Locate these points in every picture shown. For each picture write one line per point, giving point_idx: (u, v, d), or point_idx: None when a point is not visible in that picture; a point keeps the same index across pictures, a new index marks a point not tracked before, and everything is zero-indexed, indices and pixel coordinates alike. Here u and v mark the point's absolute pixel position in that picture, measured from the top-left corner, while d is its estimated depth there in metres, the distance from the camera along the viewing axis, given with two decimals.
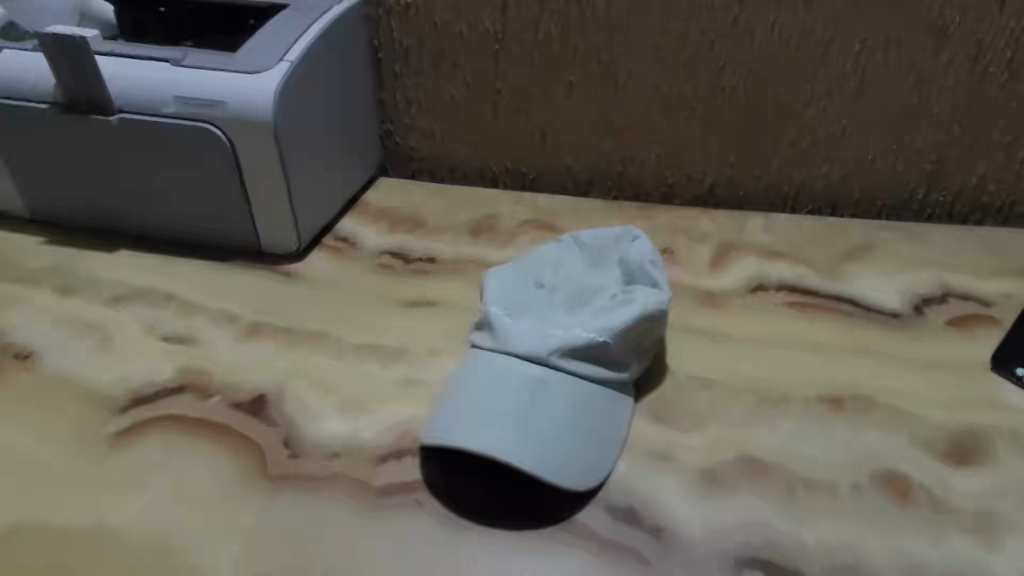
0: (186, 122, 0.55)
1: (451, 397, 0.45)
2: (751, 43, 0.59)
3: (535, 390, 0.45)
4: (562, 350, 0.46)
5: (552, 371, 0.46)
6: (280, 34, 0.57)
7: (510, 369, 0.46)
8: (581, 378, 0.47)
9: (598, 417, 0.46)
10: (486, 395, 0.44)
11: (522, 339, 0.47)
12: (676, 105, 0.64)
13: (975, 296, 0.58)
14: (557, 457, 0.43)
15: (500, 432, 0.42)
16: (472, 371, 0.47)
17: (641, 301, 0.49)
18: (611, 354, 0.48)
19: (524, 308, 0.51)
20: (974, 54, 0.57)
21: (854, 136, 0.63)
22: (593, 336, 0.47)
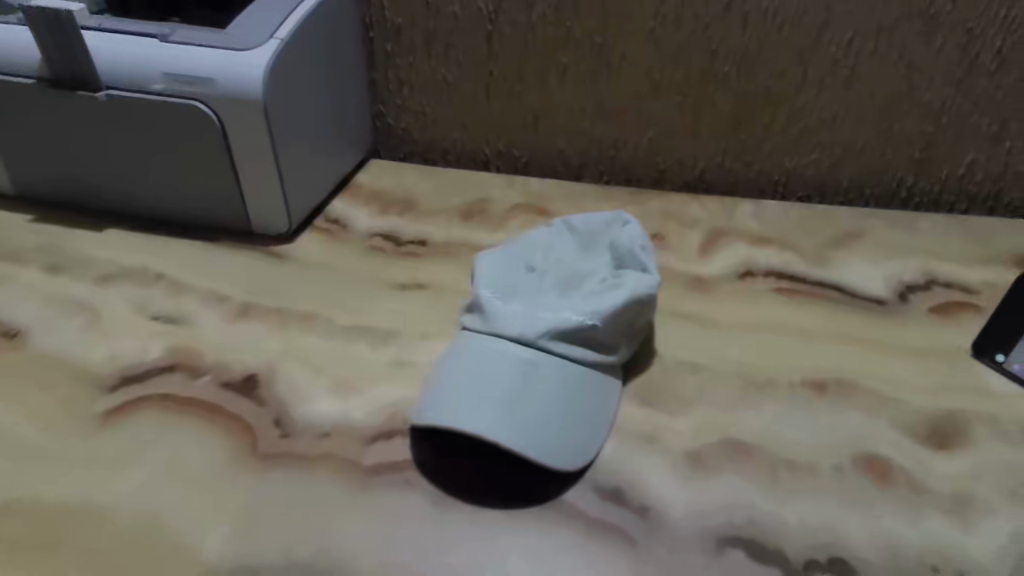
0: (175, 100, 0.54)
1: (441, 379, 0.46)
2: (744, 28, 0.59)
3: (526, 373, 0.45)
4: (552, 332, 0.47)
5: (542, 354, 0.46)
6: (269, 11, 0.56)
7: (500, 351, 0.46)
8: (571, 361, 0.47)
9: (586, 399, 0.46)
10: (477, 377, 0.45)
11: (513, 322, 0.48)
12: (669, 90, 0.64)
13: (959, 284, 0.59)
14: (546, 439, 0.43)
15: (490, 414, 0.43)
16: (463, 354, 0.47)
17: (631, 286, 0.49)
18: (601, 338, 0.48)
19: (515, 291, 0.51)
20: (964, 42, 0.58)
21: (844, 124, 0.63)
22: (583, 319, 0.47)
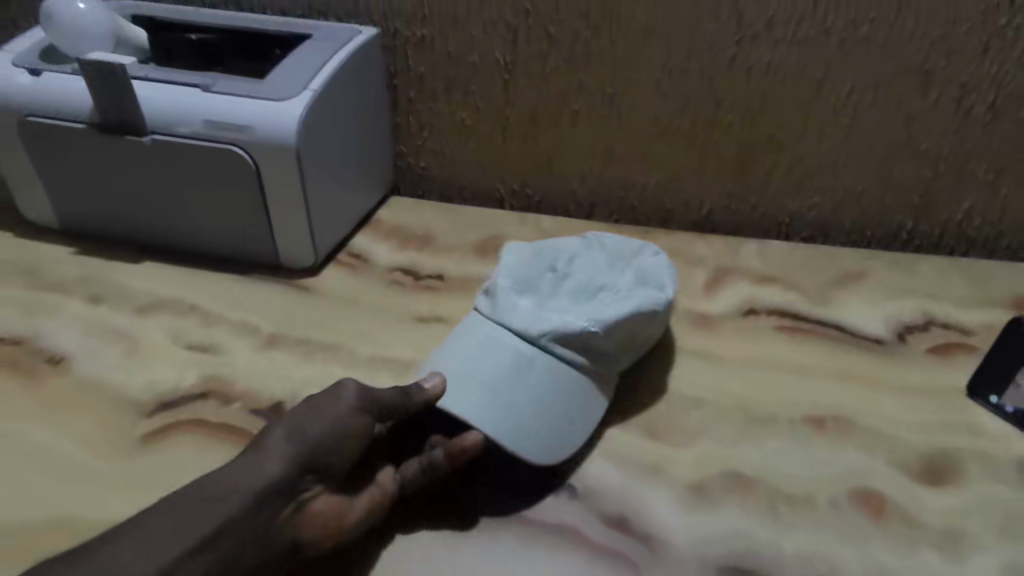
0: (214, 145, 0.59)
1: (450, 363, 0.49)
2: (747, 81, 0.63)
3: (528, 375, 0.48)
4: (554, 333, 0.49)
5: (542, 352, 0.49)
6: (303, 64, 0.60)
7: (508, 347, 0.49)
8: (565, 364, 0.50)
9: (574, 404, 0.49)
10: (484, 372, 0.47)
11: (521, 319, 0.50)
12: (675, 137, 0.67)
13: (957, 325, 0.61)
14: (535, 444, 0.46)
15: (488, 412, 0.46)
16: (473, 342, 0.50)
17: (635, 301, 0.52)
18: (599, 345, 0.51)
19: (529, 290, 0.54)
20: (959, 95, 0.61)
21: (844, 170, 0.66)
22: (586, 325, 0.49)
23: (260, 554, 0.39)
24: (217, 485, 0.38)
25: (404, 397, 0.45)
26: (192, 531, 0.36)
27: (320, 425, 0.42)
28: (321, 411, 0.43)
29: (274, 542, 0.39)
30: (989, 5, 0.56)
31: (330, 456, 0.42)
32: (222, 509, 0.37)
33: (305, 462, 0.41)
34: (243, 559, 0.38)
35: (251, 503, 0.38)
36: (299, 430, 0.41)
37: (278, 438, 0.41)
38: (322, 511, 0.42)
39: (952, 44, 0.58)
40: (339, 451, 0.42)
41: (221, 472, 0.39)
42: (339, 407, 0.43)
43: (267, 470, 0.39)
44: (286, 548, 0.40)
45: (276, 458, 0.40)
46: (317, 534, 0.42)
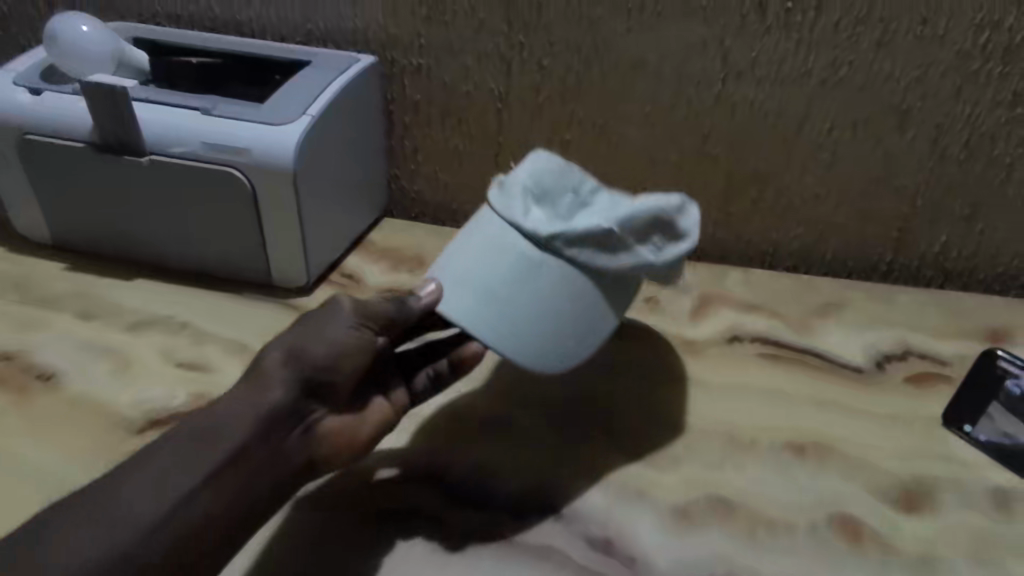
0: (213, 166, 0.60)
1: (463, 272, 0.48)
2: (731, 116, 0.65)
3: (532, 278, 0.47)
4: (568, 232, 0.46)
5: (554, 258, 0.47)
6: (302, 89, 0.62)
7: (518, 248, 0.47)
8: (581, 268, 0.47)
9: (586, 313, 0.48)
10: (489, 272, 0.47)
11: (536, 217, 0.47)
12: (662, 167, 0.69)
13: (934, 355, 0.63)
14: (535, 352, 0.47)
15: (486, 316, 0.46)
16: (487, 246, 0.48)
17: (654, 203, 0.48)
18: (617, 247, 0.48)
19: (548, 206, 0.49)
20: (935, 135, 0.62)
21: (825, 203, 0.68)
22: (602, 223, 0.47)
23: (275, 464, 0.45)
24: (231, 402, 0.44)
25: (399, 304, 0.48)
26: (208, 438, 0.42)
27: (317, 345, 0.46)
28: (315, 331, 0.46)
29: (286, 457, 0.45)
30: (962, 50, 0.58)
31: (330, 375, 0.46)
32: (230, 424, 0.43)
33: (305, 381, 0.45)
34: (254, 477, 0.43)
35: (256, 419, 0.43)
36: (296, 352, 0.45)
37: (276, 359, 0.45)
38: (326, 429, 0.47)
39: (928, 86, 0.60)
40: (336, 369, 0.46)
41: (234, 393, 0.44)
42: (331, 328, 0.46)
43: (269, 390, 0.44)
44: (300, 462, 0.46)
45: (277, 377, 0.45)
46: (329, 447, 0.47)
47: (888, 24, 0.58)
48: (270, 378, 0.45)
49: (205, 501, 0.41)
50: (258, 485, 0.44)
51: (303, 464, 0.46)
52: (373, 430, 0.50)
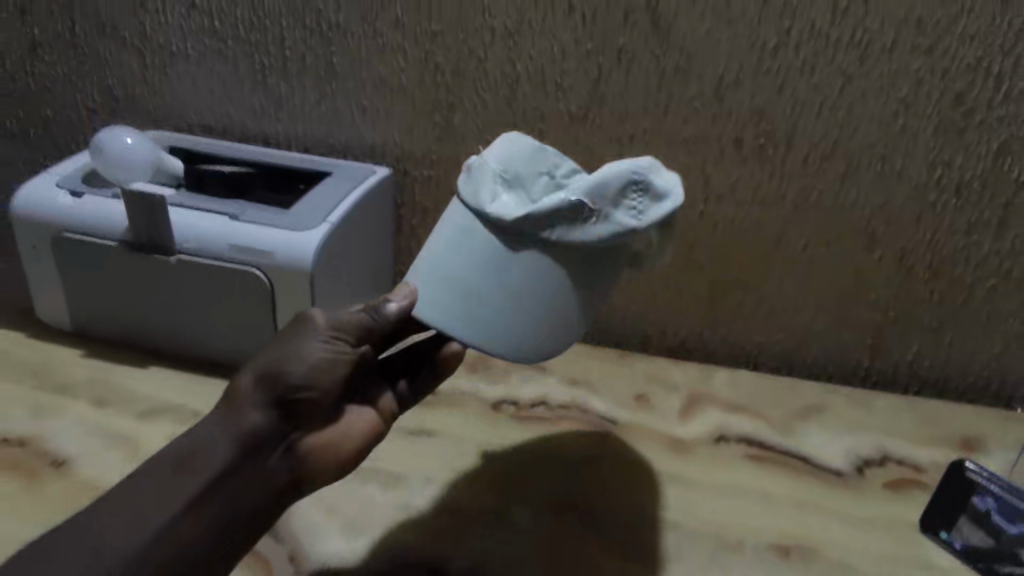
0: (238, 267, 0.63)
1: (432, 267, 0.46)
2: (714, 232, 0.68)
3: (498, 262, 0.44)
4: (531, 213, 0.43)
5: (523, 239, 0.44)
6: (324, 198, 0.66)
7: (483, 232, 0.44)
8: (553, 245, 0.44)
9: (561, 293, 0.45)
10: (453, 260, 0.45)
11: (502, 200, 0.44)
12: (651, 277, 0.74)
13: (911, 461, 0.66)
14: (505, 339, 0.44)
15: (451, 305, 0.45)
16: (455, 237, 0.45)
17: (622, 168, 0.43)
18: (590, 221, 0.43)
19: (518, 189, 0.45)
20: (900, 256, 0.66)
21: (804, 313, 0.72)
22: (567, 197, 0.43)
23: (258, 484, 0.45)
24: (210, 426, 0.45)
25: (372, 311, 0.48)
26: (187, 465, 0.43)
27: (291, 363, 0.46)
28: (286, 349, 0.46)
29: (268, 478, 0.46)
30: (919, 184, 0.61)
31: (306, 392, 0.46)
32: (208, 450, 0.44)
33: (280, 400, 0.46)
34: (239, 501, 0.44)
35: (234, 443, 0.44)
36: (269, 372, 0.45)
37: (250, 382, 0.46)
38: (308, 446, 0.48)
39: (891, 215, 0.64)
40: (315, 384, 0.46)
41: (211, 418, 0.45)
42: (302, 345, 0.46)
43: (244, 413, 0.45)
44: (284, 481, 0.47)
45: (253, 399, 0.45)
46: (312, 462, 0.48)
47: (852, 160, 0.61)
48: (247, 400, 0.45)
49: (190, 530, 0.42)
50: (241, 508, 0.44)
51: (287, 482, 0.47)
52: (356, 442, 0.51)
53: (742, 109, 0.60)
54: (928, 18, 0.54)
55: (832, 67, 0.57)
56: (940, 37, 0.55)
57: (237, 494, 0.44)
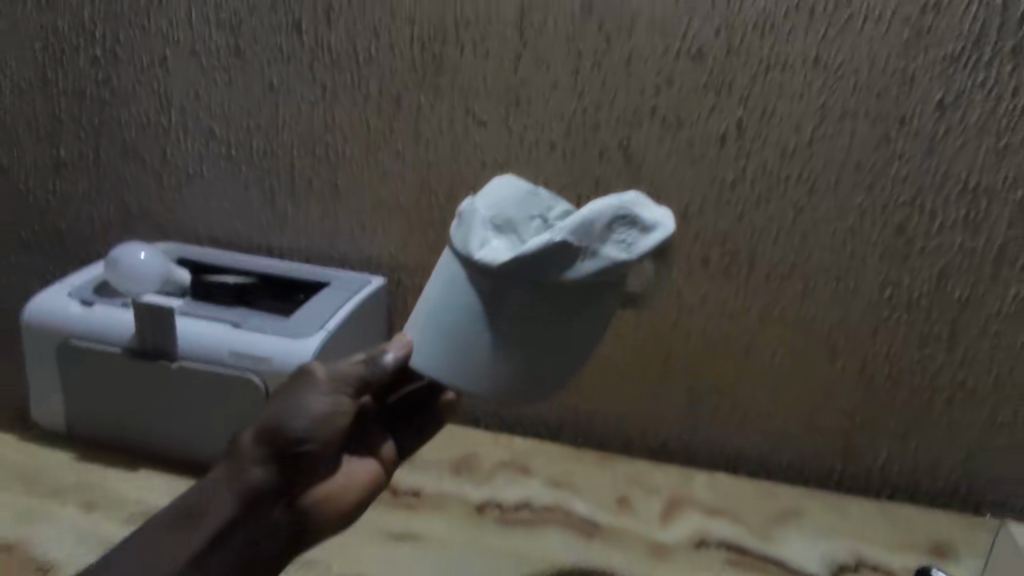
0: (237, 372, 0.65)
1: (427, 317, 0.46)
2: (688, 340, 0.73)
3: (487, 307, 0.43)
4: (517, 256, 0.41)
5: (512, 282, 0.42)
6: (322, 306, 0.69)
7: (470, 279, 0.43)
8: (543, 286, 0.42)
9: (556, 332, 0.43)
10: (445, 308, 0.45)
11: (491, 245, 0.43)
12: (631, 377, 0.76)
13: (885, 567, 0.68)
14: (502, 383, 0.44)
15: (447, 354, 0.45)
16: (447, 284, 0.45)
17: (606, 203, 0.42)
18: (578, 260, 0.41)
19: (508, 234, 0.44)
20: (861, 366, 0.70)
21: (777, 416, 0.75)
22: (552, 237, 0.41)
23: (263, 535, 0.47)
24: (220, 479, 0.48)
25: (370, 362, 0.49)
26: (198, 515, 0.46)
27: (291, 417, 0.48)
28: (288, 403, 0.49)
29: (274, 528, 0.48)
30: (872, 301, 0.66)
31: (307, 444, 0.48)
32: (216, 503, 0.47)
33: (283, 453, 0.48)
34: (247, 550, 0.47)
35: (239, 496, 0.47)
36: (271, 427, 0.48)
37: (252, 436, 0.48)
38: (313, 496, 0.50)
39: (849, 328, 0.68)
40: (315, 435, 0.48)
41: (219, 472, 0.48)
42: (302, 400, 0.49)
43: (248, 466, 0.48)
44: (290, 528, 0.49)
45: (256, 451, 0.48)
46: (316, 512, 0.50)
47: (811, 279, 0.66)
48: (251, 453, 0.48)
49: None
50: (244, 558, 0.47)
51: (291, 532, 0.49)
52: (359, 492, 0.52)
53: (708, 231, 0.66)
54: (866, 162, 0.60)
55: (786, 201, 0.63)
56: (877, 177, 0.60)
57: (244, 543, 0.47)
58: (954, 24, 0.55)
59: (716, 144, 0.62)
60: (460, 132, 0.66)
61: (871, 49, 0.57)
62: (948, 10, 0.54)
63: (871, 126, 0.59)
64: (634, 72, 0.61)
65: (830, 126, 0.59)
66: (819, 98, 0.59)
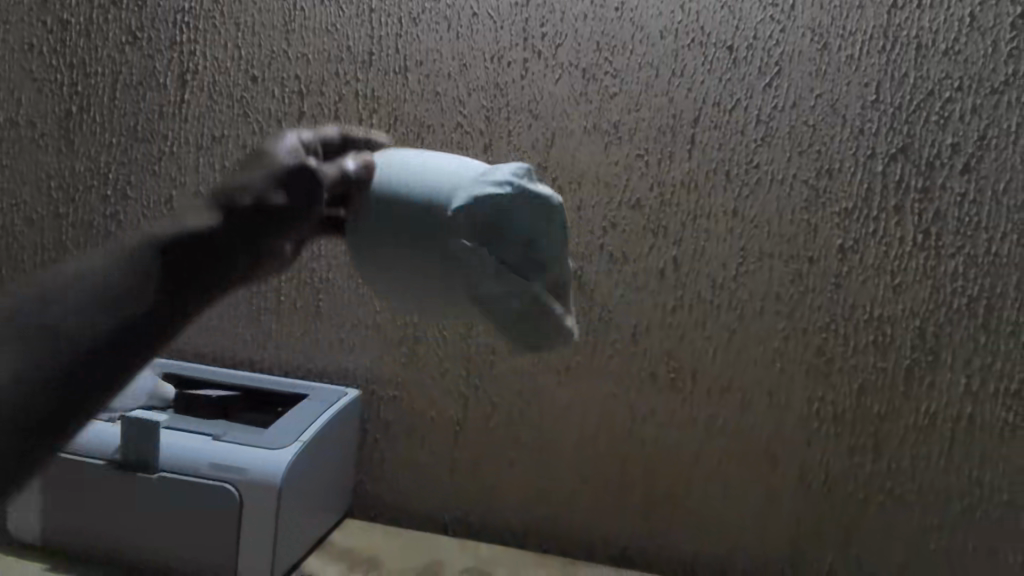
0: (211, 481, 0.65)
1: (408, 182, 0.41)
2: (642, 448, 0.75)
3: (426, 243, 0.40)
4: (465, 241, 0.39)
5: (441, 246, 0.40)
6: (298, 419, 0.71)
7: (446, 207, 0.40)
8: (446, 271, 0.40)
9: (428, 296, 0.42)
10: (422, 188, 0.41)
11: (481, 213, 0.39)
12: (591, 471, 0.76)
13: None
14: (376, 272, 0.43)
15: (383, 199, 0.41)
16: (437, 187, 0.40)
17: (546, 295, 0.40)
18: (485, 291, 0.39)
19: (501, 224, 0.39)
20: (800, 473, 0.72)
21: (730, 515, 0.74)
22: (497, 266, 0.39)
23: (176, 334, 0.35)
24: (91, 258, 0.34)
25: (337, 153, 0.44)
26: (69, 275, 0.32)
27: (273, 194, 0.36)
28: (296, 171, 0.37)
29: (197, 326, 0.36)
30: (802, 415, 0.71)
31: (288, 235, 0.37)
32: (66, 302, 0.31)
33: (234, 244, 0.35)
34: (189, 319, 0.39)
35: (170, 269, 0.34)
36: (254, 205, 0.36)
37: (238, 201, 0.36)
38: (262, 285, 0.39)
39: (786, 437, 0.72)
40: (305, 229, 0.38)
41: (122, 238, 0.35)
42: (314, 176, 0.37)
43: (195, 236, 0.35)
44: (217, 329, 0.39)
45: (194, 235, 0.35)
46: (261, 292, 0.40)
47: (748, 395, 0.72)
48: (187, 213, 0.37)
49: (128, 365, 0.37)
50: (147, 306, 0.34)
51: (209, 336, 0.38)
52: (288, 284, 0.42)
53: (654, 349, 0.73)
54: (785, 293, 0.69)
55: (720, 323, 0.71)
56: (795, 306, 0.69)
57: None
58: (846, 185, 0.67)
59: (656, 276, 0.71)
60: None
61: (779, 204, 0.68)
62: (838, 176, 0.67)
63: (786, 265, 0.69)
64: (584, 216, 0.71)
65: (751, 263, 0.69)
66: (739, 242, 0.69)
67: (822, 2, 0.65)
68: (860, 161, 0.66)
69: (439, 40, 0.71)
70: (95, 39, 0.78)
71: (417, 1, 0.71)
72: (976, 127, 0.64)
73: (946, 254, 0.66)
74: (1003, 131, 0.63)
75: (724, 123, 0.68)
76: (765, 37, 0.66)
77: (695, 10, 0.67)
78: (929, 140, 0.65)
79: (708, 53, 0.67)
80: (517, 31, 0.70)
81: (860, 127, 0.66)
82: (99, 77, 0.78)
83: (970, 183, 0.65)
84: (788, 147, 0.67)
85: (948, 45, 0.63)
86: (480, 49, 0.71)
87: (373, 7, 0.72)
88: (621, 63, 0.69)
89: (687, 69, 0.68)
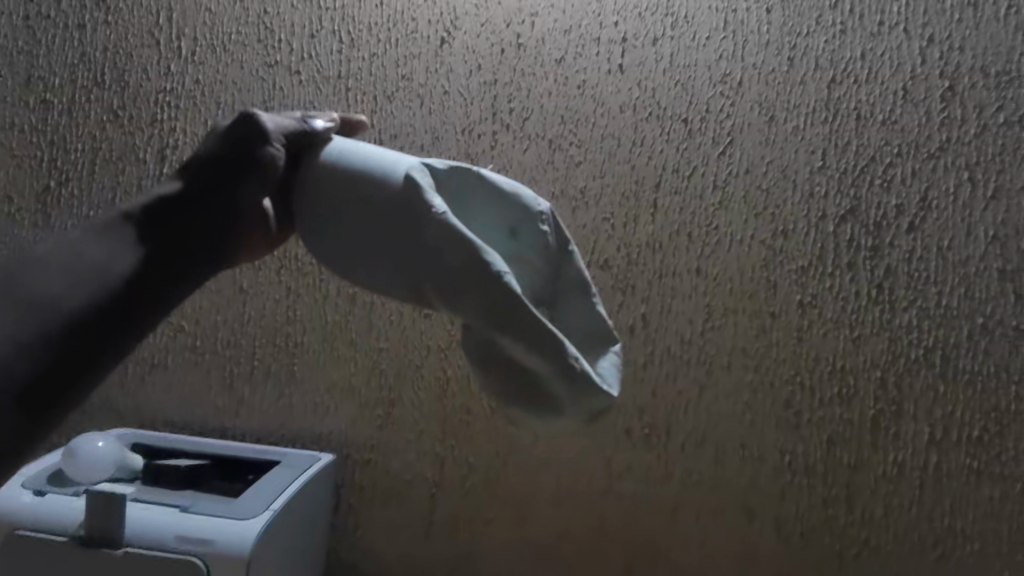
0: (179, 555, 0.63)
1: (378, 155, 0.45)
2: (620, 505, 0.75)
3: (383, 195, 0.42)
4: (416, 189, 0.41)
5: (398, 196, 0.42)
6: (270, 488, 0.70)
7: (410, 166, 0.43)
8: (395, 223, 0.42)
9: (376, 260, 0.42)
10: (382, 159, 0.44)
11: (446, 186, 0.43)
12: (570, 528, 0.76)
13: None
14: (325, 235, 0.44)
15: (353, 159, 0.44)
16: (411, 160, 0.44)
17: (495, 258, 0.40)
18: (433, 238, 0.40)
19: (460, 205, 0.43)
20: (777, 525, 0.72)
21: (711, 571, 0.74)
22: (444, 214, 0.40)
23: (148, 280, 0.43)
24: (51, 254, 0.42)
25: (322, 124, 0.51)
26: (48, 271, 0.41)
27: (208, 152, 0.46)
28: (241, 125, 0.45)
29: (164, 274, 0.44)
30: (776, 466, 0.72)
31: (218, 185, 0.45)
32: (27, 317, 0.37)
33: (184, 207, 0.45)
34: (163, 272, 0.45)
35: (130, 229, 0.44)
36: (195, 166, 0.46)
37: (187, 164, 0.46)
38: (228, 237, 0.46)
39: (760, 489, 0.73)
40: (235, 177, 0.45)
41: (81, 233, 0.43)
42: (256, 126, 0.45)
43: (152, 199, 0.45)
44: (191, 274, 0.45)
45: (156, 205, 0.45)
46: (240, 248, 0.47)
47: (720, 449, 0.73)
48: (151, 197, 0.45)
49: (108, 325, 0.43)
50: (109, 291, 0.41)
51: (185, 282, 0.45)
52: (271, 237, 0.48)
53: (627, 405, 0.74)
54: (750, 348, 0.72)
55: (690, 378, 0.73)
56: (761, 360, 0.72)
57: None
58: (801, 245, 0.70)
59: (626, 334, 0.73)
60: (407, 323, 0.77)
61: (740, 262, 0.71)
62: (794, 236, 0.70)
63: (750, 321, 0.71)
64: None
65: (716, 320, 0.72)
66: (704, 299, 0.72)
67: (767, 79, 0.70)
68: (812, 223, 0.70)
69: (412, 115, 0.75)
70: (76, 117, 0.80)
71: (391, 81, 0.75)
72: (917, 189, 0.68)
73: (899, 308, 0.69)
74: (942, 193, 0.68)
75: (684, 189, 0.71)
76: (717, 110, 0.71)
77: (652, 87, 0.72)
78: (875, 202, 0.69)
79: (665, 125, 0.71)
80: (487, 106, 0.73)
81: (810, 191, 0.70)
82: (78, 153, 0.80)
83: (916, 241, 0.68)
84: (745, 211, 0.71)
85: (885, 115, 0.68)
86: (452, 123, 0.74)
87: (348, 86, 0.76)
88: (585, 134, 0.72)
89: (647, 139, 0.72)
